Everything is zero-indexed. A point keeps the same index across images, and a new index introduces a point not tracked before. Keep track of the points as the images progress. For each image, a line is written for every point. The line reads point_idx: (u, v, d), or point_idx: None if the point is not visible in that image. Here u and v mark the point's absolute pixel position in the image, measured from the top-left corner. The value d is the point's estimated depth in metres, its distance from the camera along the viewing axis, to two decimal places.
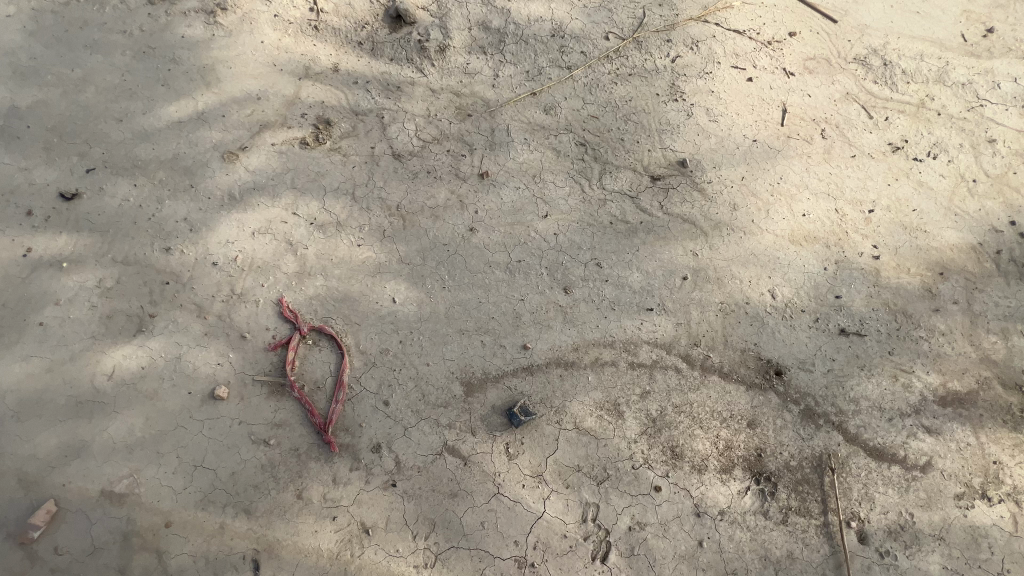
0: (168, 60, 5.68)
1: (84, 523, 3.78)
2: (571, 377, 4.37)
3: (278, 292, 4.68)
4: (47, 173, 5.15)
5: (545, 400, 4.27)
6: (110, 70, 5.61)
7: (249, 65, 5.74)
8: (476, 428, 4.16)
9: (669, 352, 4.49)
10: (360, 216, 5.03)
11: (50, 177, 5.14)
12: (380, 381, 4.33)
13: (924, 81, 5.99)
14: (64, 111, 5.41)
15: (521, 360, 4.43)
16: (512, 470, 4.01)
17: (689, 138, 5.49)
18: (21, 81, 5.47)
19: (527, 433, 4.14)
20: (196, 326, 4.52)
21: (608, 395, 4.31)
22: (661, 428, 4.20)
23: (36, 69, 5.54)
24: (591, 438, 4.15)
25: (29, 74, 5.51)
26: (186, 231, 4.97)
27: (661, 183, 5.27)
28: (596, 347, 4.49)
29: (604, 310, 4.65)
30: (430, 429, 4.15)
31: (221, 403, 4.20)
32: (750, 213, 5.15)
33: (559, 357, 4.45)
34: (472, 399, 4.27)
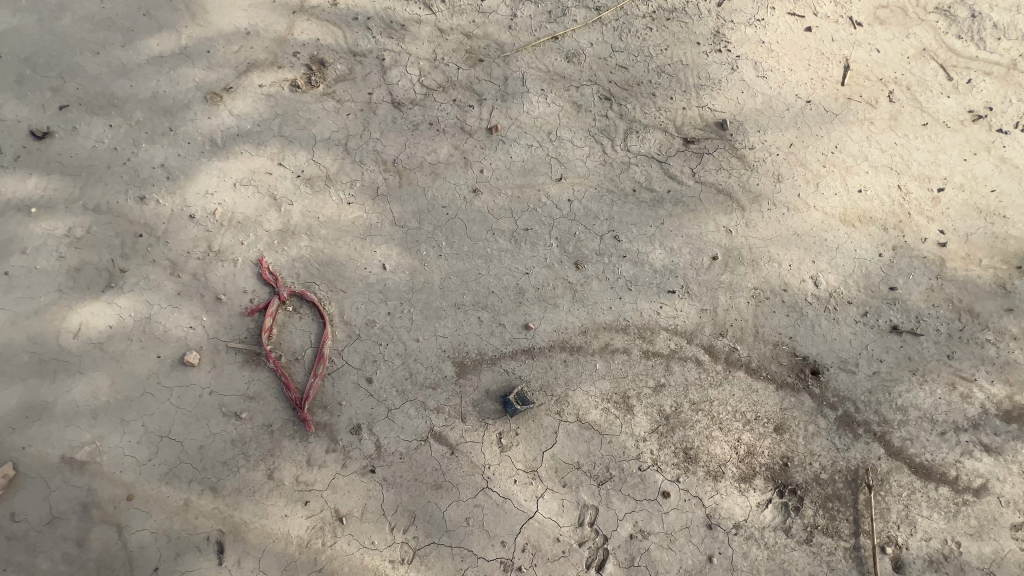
0: None
1: (43, 490, 3.53)
2: (576, 364, 3.89)
3: (258, 251, 4.25)
4: (16, 108, 4.69)
5: (545, 388, 3.81)
6: None
7: None
8: (467, 414, 3.74)
9: (689, 342, 3.95)
10: (352, 170, 4.51)
11: (20, 113, 4.68)
12: (364, 356, 3.91)
13: (1020, 37, 5.05)
14: (35, 39, 4.88)
15: (521, 341, 3.96)
16: (503, 464, 3.61)
17: (731, 96, 4.74)
18: None
19: (523, 423, 3.71)
20: (169, 284, 4.13)
21: (616, 386, 3.83)
22: (674, 427, 3.72)
23: None
24: (594, 434, 3.70)
25: None
26: (163, 179, 4.52)
27: (694, 147, 4.59)
28: (607, 331, 3.98)
29: (617, 290, 4.11)
30: (415, 412, 3.75)
31: (191, 371, 3.85)
32: (796, 186, 4.46)
33: (564, 340, 3.96)
34: (464, 382, 3.84)
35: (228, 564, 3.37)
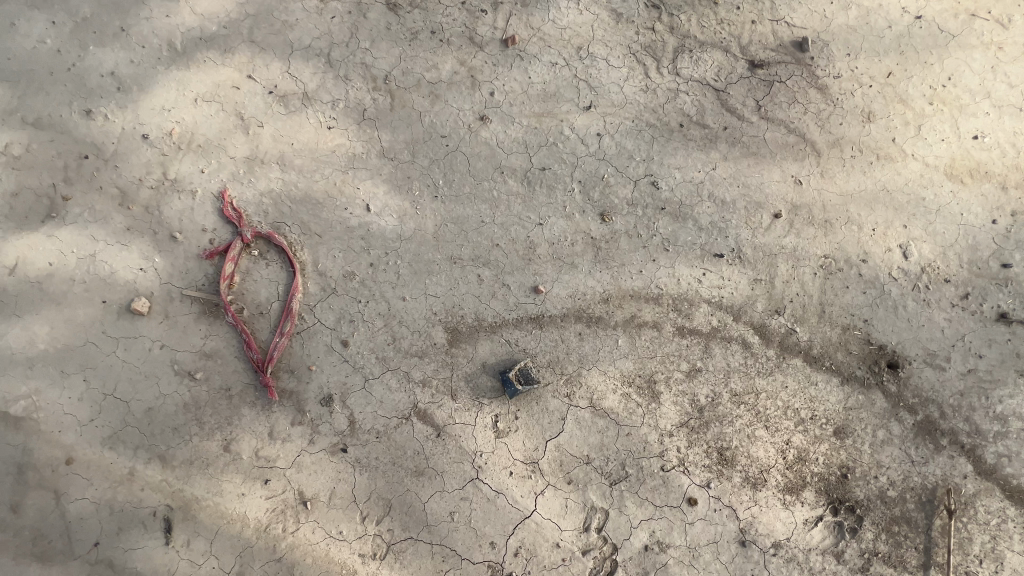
0: None
1: None
2: (593, 338, 3.19)
3: (220, 182, 3.55)
4: None
5: (554, 365, 3.15)
6: None
7: None
8: (458, 391, 3.13)
9: (736, 319, 3.20)
10: (334, 88, 3.68)
11: None
12: (340, 314, 3.28)
13: None
14: None
15: (528, 306, 3.26)
16: (498, 452, 3.03)
17: (820, 6, 3.65)
18: None
19: (524, 405, 3.09)
20: (117, 217, 3.49)
21: (641, 367, 3.14)
22: (708, 422, 3.05)
23: None
24: (610, 424, 3.06)
25: None
26: (113, 89, 3.71)
27: (762, 73, 3.61)
28: (634, 301, 3.25)
29: (650, 250, 3.33)
30: (397, 385, 3.16)
31: (141, 321, 3.29)
32: (891, 129, 3.48)
33: (580, 308, 3.25)
34: (456, 352, 3.20)
35: (177, 545, 2.94)
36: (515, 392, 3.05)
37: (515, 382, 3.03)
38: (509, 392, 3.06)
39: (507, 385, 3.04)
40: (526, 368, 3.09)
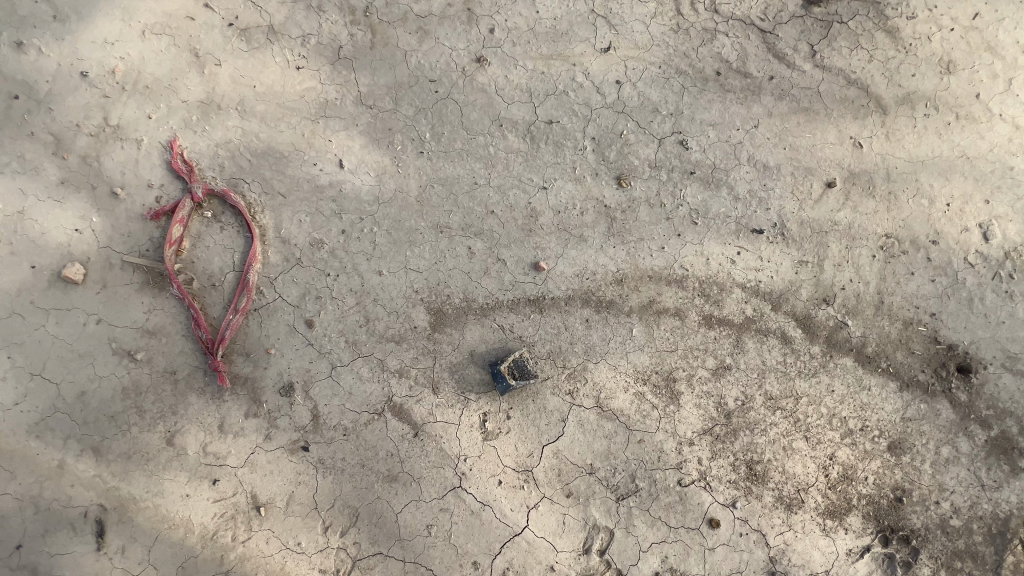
0: None
1: None
2: (602, 326, 2.69)
3: (169, 130, 3.00)
4: None
5: (555, 358, 2.66)
6: None
7: None
8: (440, 384, 2.66)
9: (775, 309, 2.67)
10: (303, 19, 3.06)
11: None
12: (305, 289, 2.79)
13: None
14: None
15: (527, 287, 2.75)
16: (486, 457, 2.57)
17: None
18: None
19: (518, 403, 2.61)
20: (50, 168, 2.95)
21: (658, 363, 2.63)
22: (737, 430, 2.56)
23: None
24: (619, 429, 2.58)
25: None
26: (49, 18, 3.01)
27: (818, 13, 2.92)
28: (653, 284, 2.72)
29: (675, 224, 2.78)
30: (369, 374, 2.68)
31: (74, 290, 2.82)
32: (976, 82, 2.86)
33: (589, 290, 2.73)
34: (440, 338, 2.71)
35: (110, 552, 2.54)
36: (506, 388, 2.57)
37: (507, 377, 2.54)
38: (500, 388, 2.57)
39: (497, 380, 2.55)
40: (523, 360, 2.60)
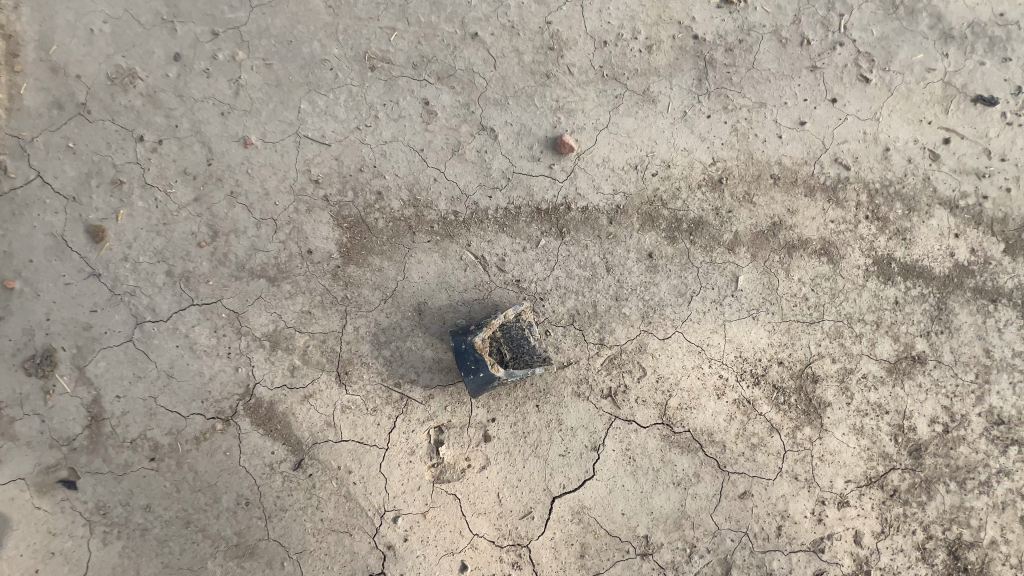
0: None
1: None
2: (678, 269, 1.38)
3: None
4: None
5: (584, 326, 1.36)
6: None
7: None
8: (353, 366, 1.34)
9: (1013, 252, 1.39)
10: None
11: None
12: (90, 166, 1.38)
13: None
14: None
15: (536, 185, 1.40)
16: (438, 518, 1.29)
17: None
18: None
19: (508, 411, 1.32)
20: None
21: (783, 345, 1.36)
22: (933, 483, 1.31)
23: None
24: (704, 470, 1.32)
25: None
26: None
27: None
28: (779, 193, 1.40)
29: (827, 81, 1.44)
30: (213, 342, 1.33)
31: None
32: None
33: (657, 198, 1.40)
34: (358, 277, 1.37)
35: None
36: (484, 387, 1.24)
37: (488, 362, 1.21)
38: (469, 386, 1.24)
39: (464, 369, 1.21)
40: (523, 328, 1.29)
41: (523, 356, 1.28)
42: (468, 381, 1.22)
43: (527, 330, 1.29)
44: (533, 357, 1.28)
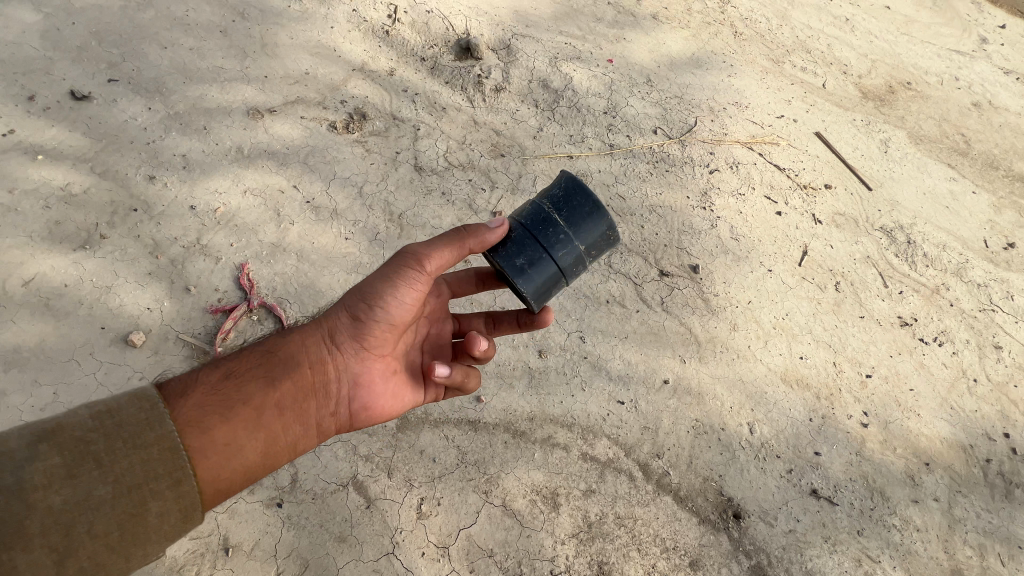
0: (248, 31, 5.87)
1: None
2: (514, 447, 3.93)
3: (243, 258, 4.33)
4: (85, 85, 5.02)
5: (479, 465, 3.81)
6: (196, 28, 5.73)
7: (326, 54, 5.95)
8: (394, 470, 3.67)
9: (626, 455, 4.06)
10: (359, 211, 4.83)
11: (88, 89, 5.00)
12: None
13: (943, 269, 6.09)
14: (128, 41, 5.44)
15: (469, 411, 3.99)
16: (416, 532, 3.52)
17: (706, 247, 5.42)
18: (100, 11, 5.59)
19: (448, 493, 3.67)
20: (145, 264, 4.14)
21: (548, 480, 3.85)
22: (595, 537, 3.70)
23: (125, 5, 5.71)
24: (515, 524, 3.66)
25: (118, 4, 5.69)
26: (207, 189, 4.66)
27: (667, 280, 5.08)
28: (551, 424, 4.08)
29: (571, 388, 4.27)
30: (342, 454, 3.64)
31: (130, 351, 3.74)
32: (748, 338, 4.92)
33: (510, 421, 4.02)
34: (400, 436, 3.80)
35: None
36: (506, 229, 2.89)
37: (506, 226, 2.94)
38: (528, 254, 2.82)
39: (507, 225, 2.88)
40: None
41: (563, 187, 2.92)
42: (523, 236, 2.84)
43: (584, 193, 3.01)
44: (577, 220, 2.87)
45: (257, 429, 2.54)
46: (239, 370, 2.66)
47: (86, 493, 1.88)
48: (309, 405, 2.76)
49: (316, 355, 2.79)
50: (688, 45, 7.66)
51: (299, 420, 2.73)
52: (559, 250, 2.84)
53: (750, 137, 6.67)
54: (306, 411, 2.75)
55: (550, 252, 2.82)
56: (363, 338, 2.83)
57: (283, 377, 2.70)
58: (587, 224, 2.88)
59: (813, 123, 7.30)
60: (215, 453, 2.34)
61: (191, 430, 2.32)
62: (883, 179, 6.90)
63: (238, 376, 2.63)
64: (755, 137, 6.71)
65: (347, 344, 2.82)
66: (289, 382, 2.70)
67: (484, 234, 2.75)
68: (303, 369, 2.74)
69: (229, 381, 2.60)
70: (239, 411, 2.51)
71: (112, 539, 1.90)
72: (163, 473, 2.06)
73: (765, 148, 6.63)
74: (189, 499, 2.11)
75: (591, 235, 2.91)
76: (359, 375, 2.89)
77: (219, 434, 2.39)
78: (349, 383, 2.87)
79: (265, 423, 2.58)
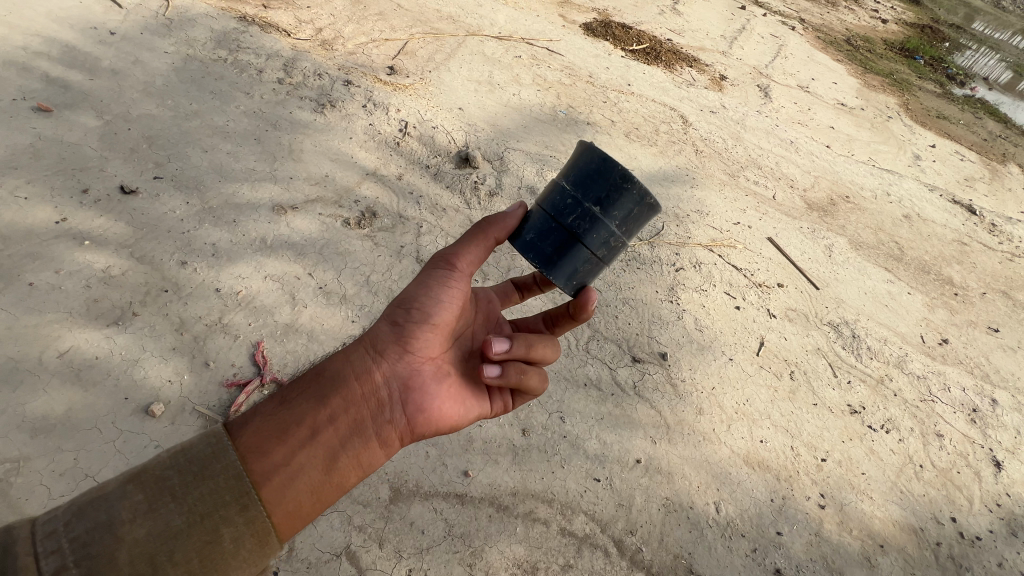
0: (278, 139, 6.82)
1: None
2: (498, 521, 4.23)
3: (258, 336, 4.82)
4: (133, 181, 5.78)
5: (465, 537, 4.09)
6: (234, 135, 6.67)
7: (343, 159, 6.89)
8: (385, 540, 3.93)
9: (602, 531, 4.38)
10: (365, 297, 5.43)
11: (135, 184, 5.76)
12: None
13: (886, 361, 6.80)
14: (174, 145, 6.32)
15: (457, 485, 4.32)
16: None
17: (673, 336, 6.05)
18: (153, 120, 6.53)
19: (434, 565, 3.91)
20: (170, 339, 4.62)
21: (529, 554, 4.12)
22: None
23: (176, 115, 6.69)
24: None
25: (170, 115, 6.67)
26: (231, 274, 5.25)
27: (639, 366, 5.65)
28: (533, 500, 4.41)
29: (551, 465, 4.64)
30: (337, 524, 3.90)
31: (149, 421, 4.12)
32: (713, 421, 5.41)
33: (494, 496, 4.35)
34: (392, 507, 4.09)
35: None
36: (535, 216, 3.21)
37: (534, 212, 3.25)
38: (553, 240, 3.13)
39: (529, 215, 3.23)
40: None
41: (581, 165, 3.09)
42: (546, 224, 3.16)
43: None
44: (600, 199, 3.02)
45: (316, 445, 2.70)
46: (288, 395, 2.80)
47: (164, 525, 2.16)
48: (362, 415, 2.91)
49: (360, 367, 2.97)
50: (656, 161, 8.90)
51: (356, 431, 2.87)
52: (588, 236, 3.08)
53: (710, 240, 7.59)
54: (360, 421, 2.89)
55: (579, 237, 3.08)
56: (404, 342, 3.03)
57: (332, 394, 2.86)
58: (614, 203, 3.04)
59: (765, 230, 8.36)
60: (279, 470, 2.56)
61: (251, 459, 2.51)
62: (829, 279, 7.82)
63: (288, 400, 2.77)
64: (714, 240, 7.64)
65: (392, 351, 3.03)
66: (340, 396, 2.86)
67: (503, 222, 3.17)
68: (351, 383, 2.90)
69: (279, 407, 2.74)
70: (292, 430, 2.68)
71: (192, 566, 2.17)
72: (230, 502, 2.34)
73: (724, 251, 7.53)
74: (259, 525, 2.39)
75: (620, 212, 3.07)
76: (407, 378, 3.06)
77: (278, 455, 2.59)
78: (399, 388, 3.03)
79: (322, 439, 2.74)
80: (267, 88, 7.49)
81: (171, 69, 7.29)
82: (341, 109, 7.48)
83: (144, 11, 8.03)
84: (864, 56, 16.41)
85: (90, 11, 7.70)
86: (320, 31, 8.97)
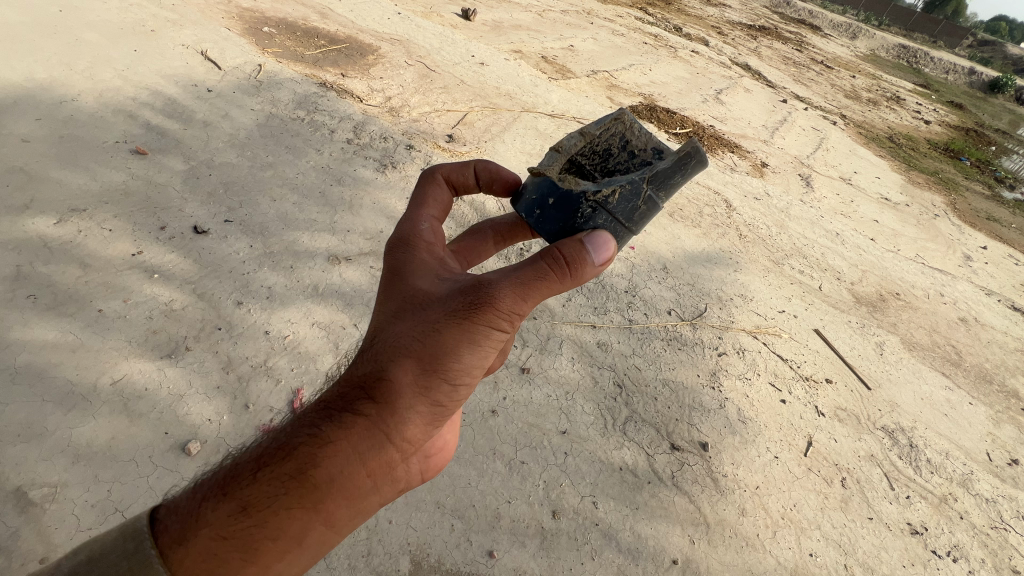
0: (341, 193, 7.25)
1: None
2: None
3: (299, 383, 4.87)
4: (207, 222, 6.19)
5: None
6: (301, 186, 7.15)
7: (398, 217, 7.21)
8: None
9: None
10: None
11: (207, 225, 6.15)
12: None
13: (949, 477, 6.24)
14: (247, 191, 6.80)
15: (479, 567, 4.11)
16: None
17: (714, 425, 5.77)
18: (231, 168, 7.09)
19: None
20: (215, 377, 4.72)
21: None
22: None
23: (252, 165, 7.24)
24: None
25: (247, 165, 7.23)
26: (281, 317, 5.41)
27: (678, 454, 5.36)
28: None
29: (581, 555, 4.36)
30: None
31: (183, 459, 4.14)
32: (757, 525, 5.01)
33: None
34: None
35: None
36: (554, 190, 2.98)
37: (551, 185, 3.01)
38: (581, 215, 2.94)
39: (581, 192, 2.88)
40: (620, 142, 3.33)
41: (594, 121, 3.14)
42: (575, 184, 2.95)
43: (611, 124, 3.29)
44: None
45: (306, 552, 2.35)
46: (256, 502, 2.23)
47: None
48: (374, 500, 2.55)
49: (376, 461, 2.43)
50: (699, 241, 8.94)
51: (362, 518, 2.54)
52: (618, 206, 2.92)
53: (754, 326, 7.41)
54: (372, 505, 2.55)
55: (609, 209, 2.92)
56: (419, 418, 2.54)
57: (329, 495, 2.31)
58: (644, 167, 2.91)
59: (811, 320, 8.11)
60: None
61: None
62: (881, 379, 7.41)
63: (257, 510, 2.22)
64: (758, 327, 7.45)
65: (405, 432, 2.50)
66: (339, 495, 2.35)
67: (581, 275, 2.66)
68: (356, 478, 2.39)
69: (251, 518, 2.21)
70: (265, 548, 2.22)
71: None
72: None
73: (768, 338, 7.31)
74: None
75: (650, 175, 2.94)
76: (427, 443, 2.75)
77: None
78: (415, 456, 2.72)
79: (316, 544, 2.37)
80: (336, 147, 8.05)
81: (254, 124, 7.99)
82: (401, 171, 7.94)
83: (239, 73, 8.97)
84: (908, 153, 16.55)
85: (193, 70, 8.66)
86: (389, 99, 9.76)
